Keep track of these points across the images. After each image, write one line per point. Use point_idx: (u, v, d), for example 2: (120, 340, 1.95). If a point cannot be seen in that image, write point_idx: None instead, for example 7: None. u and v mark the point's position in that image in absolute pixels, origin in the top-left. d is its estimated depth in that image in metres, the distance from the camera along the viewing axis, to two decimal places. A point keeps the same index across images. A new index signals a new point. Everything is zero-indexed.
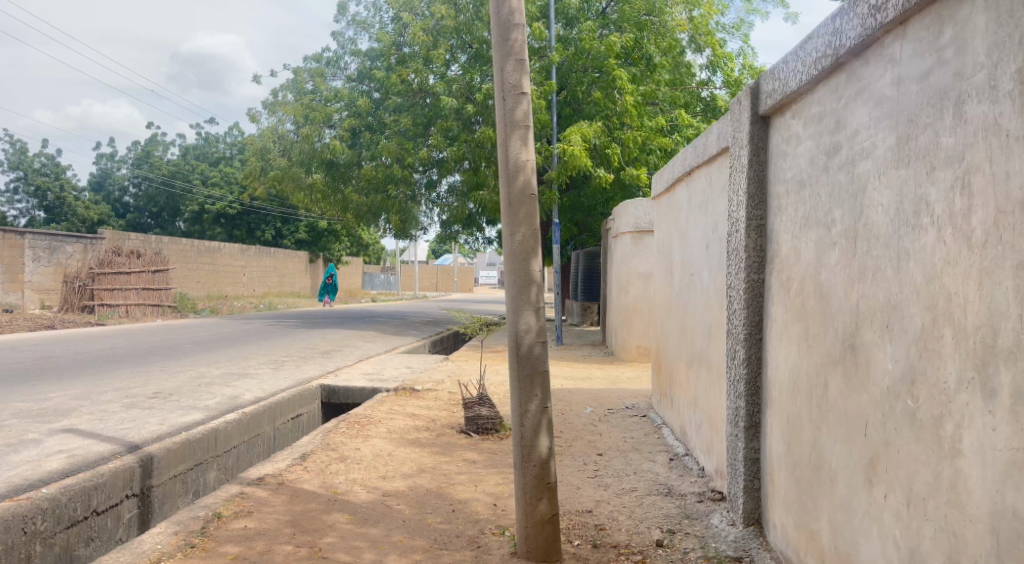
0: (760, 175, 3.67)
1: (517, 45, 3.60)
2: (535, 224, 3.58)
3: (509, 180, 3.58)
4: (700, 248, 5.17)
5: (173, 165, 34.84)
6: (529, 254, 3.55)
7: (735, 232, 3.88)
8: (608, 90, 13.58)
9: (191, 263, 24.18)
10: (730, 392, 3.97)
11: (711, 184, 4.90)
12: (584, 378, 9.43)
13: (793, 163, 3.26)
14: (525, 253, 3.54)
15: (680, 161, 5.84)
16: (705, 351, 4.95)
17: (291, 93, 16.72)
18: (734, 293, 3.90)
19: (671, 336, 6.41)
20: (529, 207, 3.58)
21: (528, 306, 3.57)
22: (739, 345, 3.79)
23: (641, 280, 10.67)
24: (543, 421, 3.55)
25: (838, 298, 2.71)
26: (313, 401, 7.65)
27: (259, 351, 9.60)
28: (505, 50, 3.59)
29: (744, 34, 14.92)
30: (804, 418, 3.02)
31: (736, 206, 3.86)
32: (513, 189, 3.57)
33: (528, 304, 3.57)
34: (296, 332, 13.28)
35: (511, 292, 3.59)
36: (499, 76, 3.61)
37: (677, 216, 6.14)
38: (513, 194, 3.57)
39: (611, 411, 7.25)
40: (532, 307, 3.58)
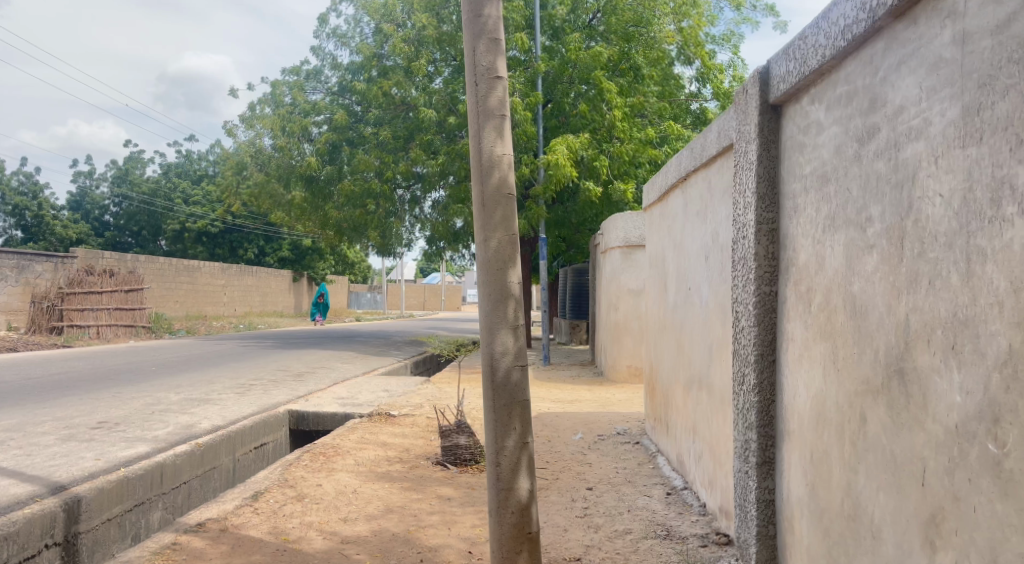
0: (771, 172, 3.21)
1: (490, 23, 3.12)
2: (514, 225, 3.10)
3: (482, 178, 3.08)
4: (699, 259, 4.70)
5: (154, 184, 34.19)
6: (505, 264, 3.07)
7: (742, 239, 3.40)
8: (595, 102, 13.23)
9: (169, 282, 23.53)
10: (737, 422, 3.47)
11: (711, 189, 4.45)
12: (572, 401, 8.91)
13: (813, 156, 2.80)
14: (500, 262, 3.05)
15: (674, 168, 5.43)
16: (706, 373, 4.47)
17: (269, 106, 16.24)
18: (740, 310, 3.42)
19: (665, 357, 5.93)
20: (505, 209, 3.09)
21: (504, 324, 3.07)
22: (748, 369, 3.30)
23: (631, 297, 10.20)
24: (522, 458, 3.04)
25: (878, 313, 2.23)
26: (280, 429, 7.09)
27: (226, 375, 9.01)
28: (477, 27, 3.12)
29: (734, 45, 14.58)
30: (833, 457, 2.52)
31: (742, 209, 3.40)
32: (487, 187, 3.08)
33: (504, 321, 3.07)
34: (271, 353, 12.68)
35: (485, 309, 3.09)
36: (470, 59, 3.13)
37: (671, 225, 5.70)
38: (487, 193, 3.07)
39: (601, 437, 6.72)
40: (509, 325, 3.08)
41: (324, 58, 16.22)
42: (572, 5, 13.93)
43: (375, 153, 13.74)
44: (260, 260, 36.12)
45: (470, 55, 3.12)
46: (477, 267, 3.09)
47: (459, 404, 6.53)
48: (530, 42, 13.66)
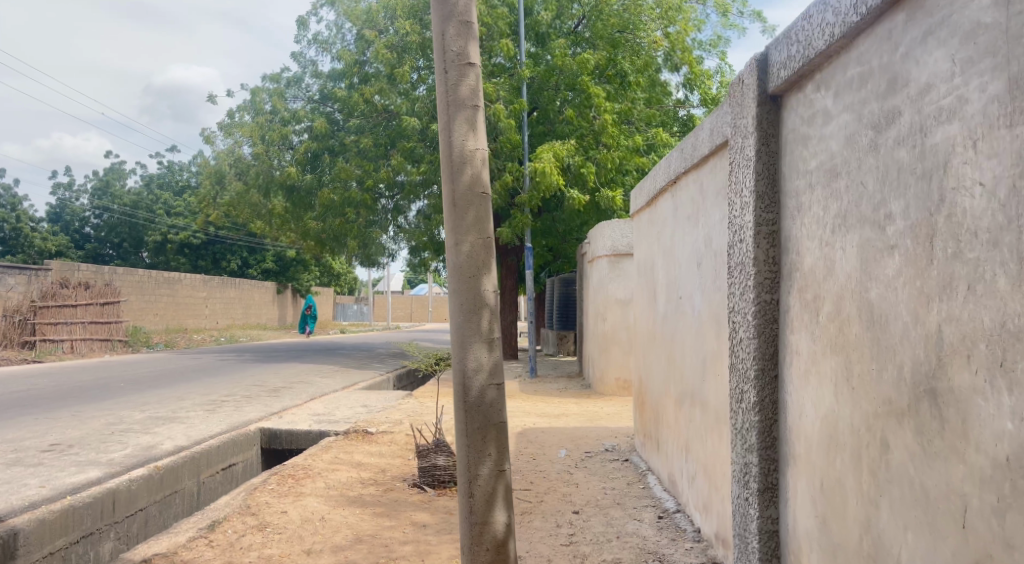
0: (771, 169, 2.93)
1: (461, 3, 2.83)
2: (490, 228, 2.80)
3: (453, 174, 2.78)
4: (691, 266, 4.43)
5: (135, 195, 33.68)
6: (478, 270, 2.77)
7: (739, 242, 3.11)
8: (582, 107, 13.01)
9: (149, 295, 23.04)
10: (736, 443, 3.16)
11: (702, 191, 4.18)
12: (558, 415, 8.58)
13: (818, 148, 2.52)
14: (474, 268, 2.75)
15: (662, 171, 5.17)
16: (699, 388, 4.17)
17: (249, 114, 15.90)
18: (738, 320, 3.13)
19: (655, 370, 5.64)
20: (478, 210, 2.79)
21: (477, 337, 2.76)
22: (747, 385, 3.00)
23: (619, 307, 9.92)
24: (498, 488, 2.73)
25: (902, 322, 1.94)
26: (251, 448, 6.72)
27: (198, 391, 8.63)
28: (446, 8, 2.82)
29: (722, 51, 14.41)
30: (850, 487, 2.21)
31: (738, 210, 3.12)
32: (458, 186, 2.77)
33: (478, 335, 2.76)
34: (249, 367, 12.28)
35: (456, 321, 2.78)
36: (439, 43, 2.83)
37: (660, 230, 5.44)
38: (458, 192, 2.77)
39: (589, 454, 6.41)
40: (484, 339, 2.77)
41: (305, 65, 15.91)
42: (557, 10, 13.71)
43: (356, 161, 13.44)
44: (244, 272, 35.61)
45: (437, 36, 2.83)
46: (448, 275, 2.79)
47: (437, 422, 6.19)
48: (514, 48, 13.41)
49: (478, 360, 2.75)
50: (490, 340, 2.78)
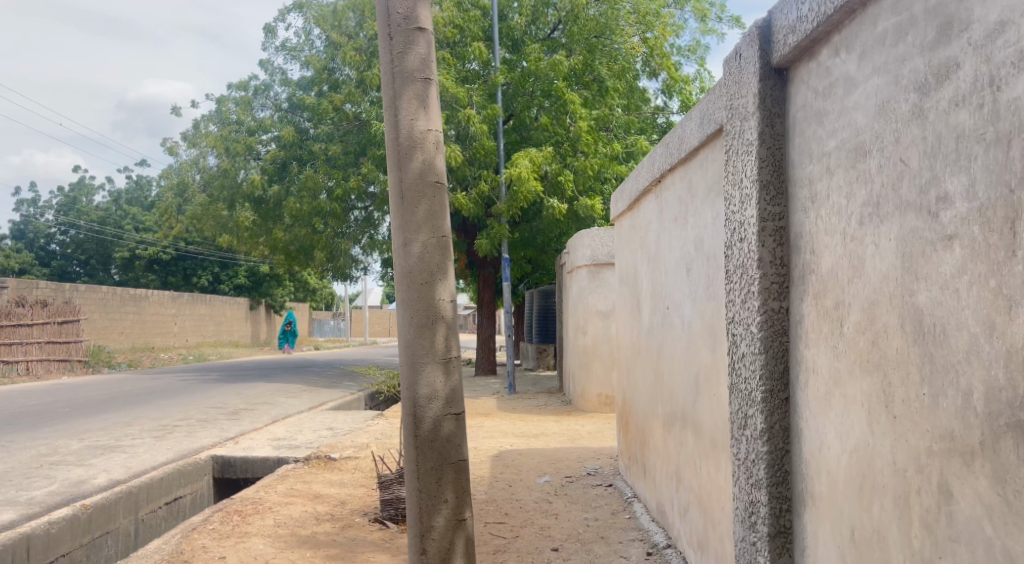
0: (777, 155, 2.49)
1: None
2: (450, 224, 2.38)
3: (400, 161, 2.33)
4: (680, 272, 4.01)
5: (102, 212, 32.91)
6: (433, 277, 2.33)
7: (739, 241, 2.68)
8: (558, 114, 12.61)
9: (113, 313, 22.27)
10: (738, 476, 2.70)
11: (691, 190, 3.77)
12: (536, 435, 8.09)
13: (839, 123, 2.08)
14: (426, 274, 2.31)
15: (645, 170, 4.76)
16: (691, 410, 3.74)
17: (214, 124, 15.33)
18: (739, 334, 2.69)
19: (640, 387, 5.21)
20: (432, 203, 2.34)
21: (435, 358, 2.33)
22: (752, 409, 2.55)
23: (600, 319, 9.50)
24: (458, 538, 2.35)
25: (967, 332, 1.49)
26: (202, 478, 6.17)
27: (150, 415, 8.06)
28: None
29: (701, 57, 14.13)
30: (895, 542, 1.76)
31: (738, 204, 2.69)
32: (407, 175, 2.33)
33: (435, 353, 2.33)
34: (211, 387, 11.67)
35: (405, 338, 2.34)
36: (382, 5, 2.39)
37: (643, 235, 5.03)
38: (407, 183, 2.32)
39: (570, 479, 5.92)
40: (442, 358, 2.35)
41: (273, 73, 15.40)
42: (531, 15, 13.38)
43: (324, 169, 13.00)
44: (216, 288, 34.78)
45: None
46: (396, 278, 2.34)
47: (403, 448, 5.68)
48: (488, 54, 13.01)
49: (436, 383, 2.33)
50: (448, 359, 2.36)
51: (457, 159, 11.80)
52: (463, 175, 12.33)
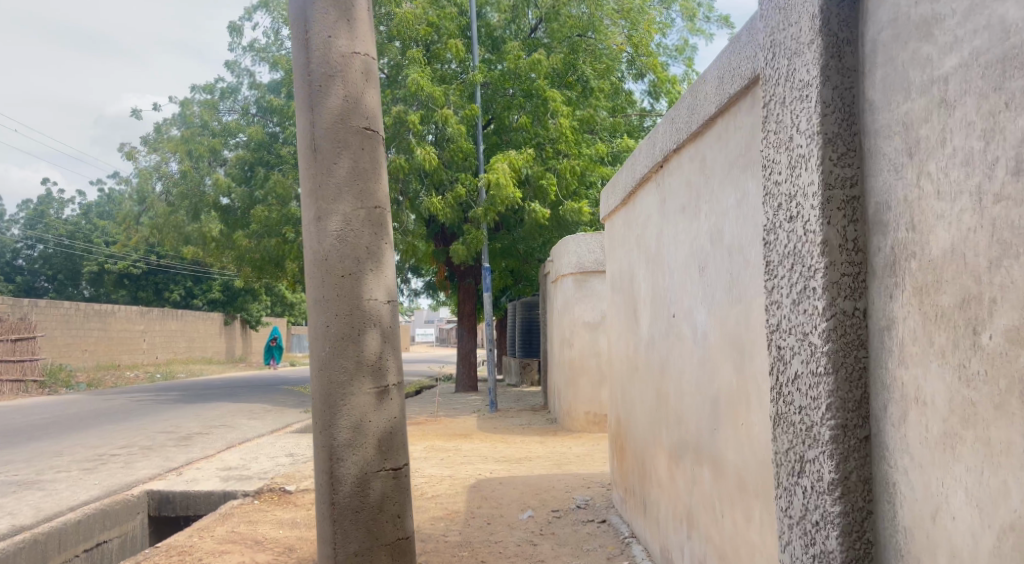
0: (848, 98, 1.79)
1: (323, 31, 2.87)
2: (375, 259, 2.84)
3: (322, 204, 2.80)
4: (689, 272, 3.33)
5: (71, 225, 32.17)
6: (358, 310, 2.80)
7: (787, 221, 1.98)
8: (537, 114, 11.95)
9: (76, 329, 21.25)
10: (791, 539, 1.97)
11: (705, 170, 3.09)
12: (519, 459, 7.33)
13: (965, 29, 1.39)
14: (352, 308, 2.78)
15: (644, 154, 4.08)
16: (707, 439, 3.04)
17: (177, 128, 14.53)
18: (786, 345, 1.99)
19: (638, 408, 4.50)
20: (358, 240, 2.82)
21: (360, 384, 2.78)
22: (813, 448, 1.83)
23: (586, 331, 8.80)
24: None
25: None
26: (134, 517, 5.37)
27: (87, 442, 7.23)
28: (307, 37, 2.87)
29: (688, 57, 13.56)
30: None
31: (777, 173, 2.03)
32: (330, 214, 2.80)
33: (361, 380, 2.79)
34: (167, 409, 10.81)
35: (336, 365, 2.77)
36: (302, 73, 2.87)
37: (640, 231, 4.36)
38: (328, 221, 2.79)
39: (557, 514, 5.19)
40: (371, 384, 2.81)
41: (240, 74, 14.64)
42: (511, 13, 12.74)
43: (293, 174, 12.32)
44: (189, 303, 33.66)
45: (295, 36, 2.88)
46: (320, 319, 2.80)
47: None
48: (466, 52, 12.33)
49: (364, 408, 2.79)
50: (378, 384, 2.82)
51: (431, 161, 11.20)
52: (439, 179, 11.66)
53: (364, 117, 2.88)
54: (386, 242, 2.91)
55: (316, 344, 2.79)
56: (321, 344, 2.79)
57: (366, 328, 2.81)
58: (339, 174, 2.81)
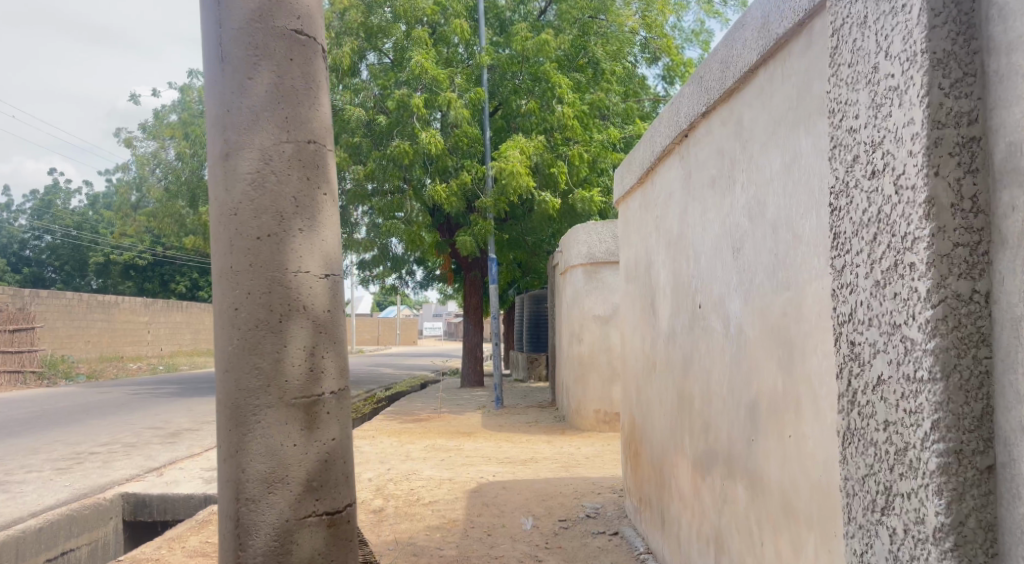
0: (966, 7, 1.31)
1: None
2: (304, 217, 1.99)
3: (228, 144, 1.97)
4: (720, 254, 2.87)
5: (79, 216, 32.03)
6: (275, 291, 1.93)
7: (868, 179, 1.51)
8: (545, 99, 11.42)
9: (79, 321, 20.97)
10: None
11: (740, 133, 2.62)
12: (525, 460, 6.87)
13: None
14: (266, 288, 1.92)
15: (665, 125, 3.63)
16: (742, 451, 2.58)
17: (177, 114, 14.18)
18: (866, 342, 1.52)
19: (655, 410, 4.04)
20: (278, 192, 1.96)
21: (279, 397, 1.91)
22: (907, 477, 1.36)
23: (597, 324, 8.33)
24: None
25: None
26: (106, 522, 4.96)
27: (68, 438, 6.84)
28: None
29: (705, 41, 13.04)
30: None
31: (853, 116, 1.56)
32: (239, 159, 1.96)
33: (282, 389, 1.91)
34: (160, 402, 10.42)
35: (242, 372, 1.91)
36: None
37: (659, 212, 3.89)
38: (239, 170, 1.95)
39: (565, 524, 4.73)
40: (295, 397, 1.92)
41: None
42: None
43: None
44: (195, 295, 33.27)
45: None
46: (223, 307, 1.94)
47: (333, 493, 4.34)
48: (472, 34, 11.88)
49: (286, 431, 1.91)
50: (308, 395, 1.94)
51: (437, 146, 10.71)
52: (443, 166, 11.19)
53: (292, 20, 2.05)
54: (324, 194, 2.05)
55: (218, 334, 1.95)
56: (227, 333, 1.93)
57: (292, 315, 1.94)
58: (258, 96, 1.97)
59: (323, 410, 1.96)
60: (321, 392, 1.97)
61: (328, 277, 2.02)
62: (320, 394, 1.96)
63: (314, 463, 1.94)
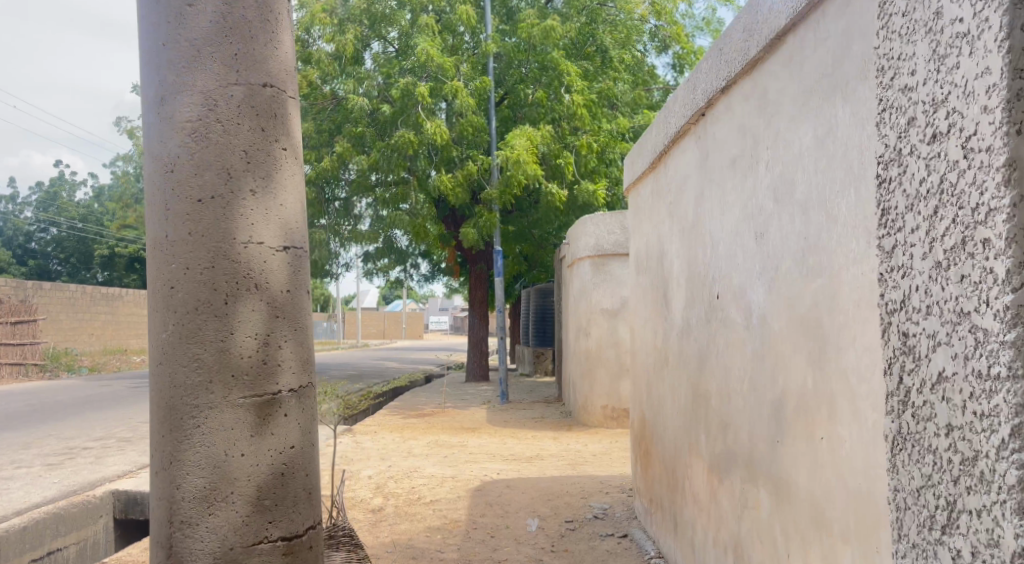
0: None
1: None
2: (254, 185, 1.94)
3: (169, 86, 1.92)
4: (741, 240, 2.67)
5: (84, 209, 31.96)
6: (219, 269, 1.89)
7: (926, 142, 1.30)
8: (553, 88, 11.22)
9: (83, 313, 20.87)
10: None
11: (765, 108, 2.42)
12: (530, 458, 6.68)
13: None
14: (208, 263, 1.88)
15: (680, 103, 3.43)
16: (764, 453, 2.38)
17: None
18: (922, 333, 1.32)
19: (668, 407, 3.85)
20: (224, 150, 1.92)
21: (225, 398, 1.87)
22: (976, 492, 1.15)
23: (605, 318, 8.13)
24: None
25: None
26: (96, 521, 4.79)
27: (62, 433, 6.68)
28: None
29: (715, 29, 12.80)
30: None
31: (909, 72, 1.35)
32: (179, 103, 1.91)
33: (229, 390, 1.87)
34: None
35: (185, 354, 1.87)
36: None
37: (673, 198, 3.69)
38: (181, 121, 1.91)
39: (571, 525, 4.54)
40: (245, 396, 1.88)
41: None
42: None
43: None
44: None
45: None
46: (166, 287, 1.90)
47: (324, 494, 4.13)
48: (478, 23, 11.67)
49: (236, 433, 1.87)
50: (262, 394, 1.90)
51: (442, 136, 10.54)
52: (448, 156, 10.99)
53: None
54: (277, 159, 2.00)
55: (155, 335, 1.91)
56: (168, 315, 1.89)
57: (240, 296, 1.90)
58: (199, 28, 1.93)
59: (280, 408, 1.93)
60: (276, 386, 1.93)
61: (285, 251, 1.99)
62: (275, 391, 1.93)
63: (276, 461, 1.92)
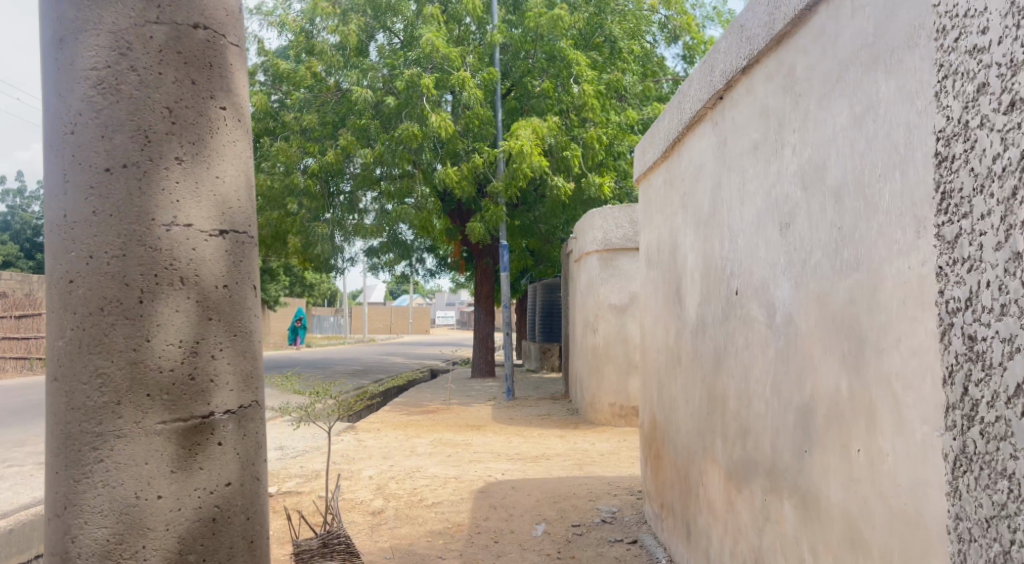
0: None
1: None
2: (175, 177, 1.93)
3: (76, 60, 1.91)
4: (764, 230, 2.47)
5: None
6: (129, 265, 1.87)
7: (1001, 110, 1.10)
8: (560, 79, 11.03)
9: None
10: None
11: (792, 86, 2.22)
12: (536, 457, 6.49)
13: None
14: (116, 257, 1.86)
15: (698, 86, 3.23)
16: (789, 464, 2.19)
17: None
18: (996, 336, 1.12)
19: (680, 408, 3.66)
20: (135, 134, 1.90)
21: (144, 425, 1.85)
22: None
23: (613, 314, 7.93)
24: None
25: None
26: None
27: None
28: None
29: (726, 18, 12.56)
30: None
31: (980, 30, 1.16)
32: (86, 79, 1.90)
33: (148, 416, 1.86)
34: None
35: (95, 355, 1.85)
36: None
37: (687, 187, 3.49)
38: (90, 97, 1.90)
39: (579, 529, 4.36)
40: (165, 421, 1.87)
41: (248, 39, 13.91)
42: None
43: (297, 142, 11.68)
44: None
45: None
46: (75, 283, 1.87)
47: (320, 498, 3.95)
48: (485, 12, 11.45)
49: (157, 467, 1.87)
50: (187, 418, 1.90)
51: (447, 129, 10.31)
52: (454, 149, 10.78)
53: None
54: (203, 143, 2.00)
55: (62, 354, 1.89)
56: (73, 314, 1.87)
57: (158, 297, 1.88)
58: None
59: (209, 432, 1.94)
60: (211, 401, 1.94)
61: (219, 238, 2.00)
62: (203, 413, 1.93)
63: (207, 499, 1.93)
